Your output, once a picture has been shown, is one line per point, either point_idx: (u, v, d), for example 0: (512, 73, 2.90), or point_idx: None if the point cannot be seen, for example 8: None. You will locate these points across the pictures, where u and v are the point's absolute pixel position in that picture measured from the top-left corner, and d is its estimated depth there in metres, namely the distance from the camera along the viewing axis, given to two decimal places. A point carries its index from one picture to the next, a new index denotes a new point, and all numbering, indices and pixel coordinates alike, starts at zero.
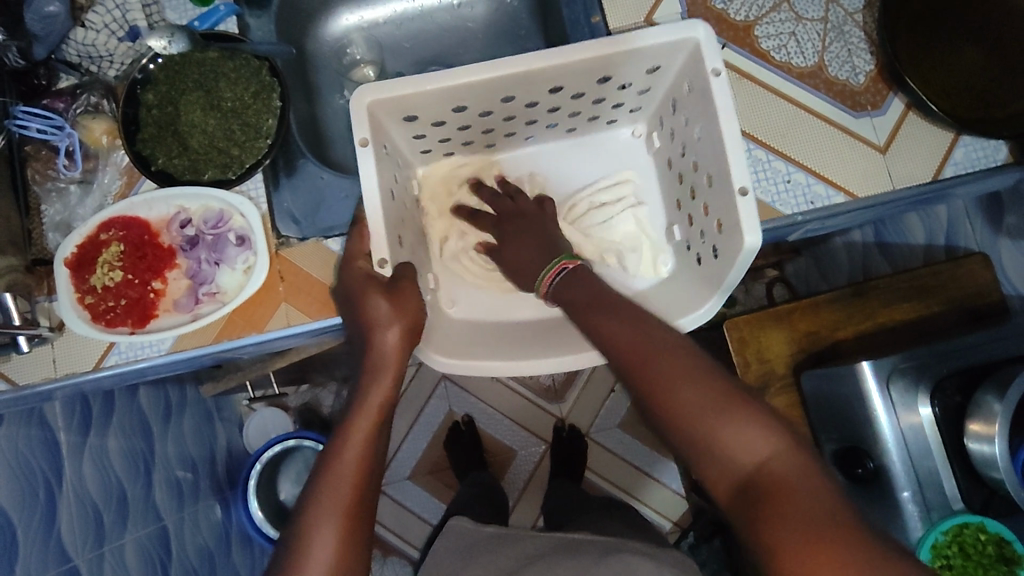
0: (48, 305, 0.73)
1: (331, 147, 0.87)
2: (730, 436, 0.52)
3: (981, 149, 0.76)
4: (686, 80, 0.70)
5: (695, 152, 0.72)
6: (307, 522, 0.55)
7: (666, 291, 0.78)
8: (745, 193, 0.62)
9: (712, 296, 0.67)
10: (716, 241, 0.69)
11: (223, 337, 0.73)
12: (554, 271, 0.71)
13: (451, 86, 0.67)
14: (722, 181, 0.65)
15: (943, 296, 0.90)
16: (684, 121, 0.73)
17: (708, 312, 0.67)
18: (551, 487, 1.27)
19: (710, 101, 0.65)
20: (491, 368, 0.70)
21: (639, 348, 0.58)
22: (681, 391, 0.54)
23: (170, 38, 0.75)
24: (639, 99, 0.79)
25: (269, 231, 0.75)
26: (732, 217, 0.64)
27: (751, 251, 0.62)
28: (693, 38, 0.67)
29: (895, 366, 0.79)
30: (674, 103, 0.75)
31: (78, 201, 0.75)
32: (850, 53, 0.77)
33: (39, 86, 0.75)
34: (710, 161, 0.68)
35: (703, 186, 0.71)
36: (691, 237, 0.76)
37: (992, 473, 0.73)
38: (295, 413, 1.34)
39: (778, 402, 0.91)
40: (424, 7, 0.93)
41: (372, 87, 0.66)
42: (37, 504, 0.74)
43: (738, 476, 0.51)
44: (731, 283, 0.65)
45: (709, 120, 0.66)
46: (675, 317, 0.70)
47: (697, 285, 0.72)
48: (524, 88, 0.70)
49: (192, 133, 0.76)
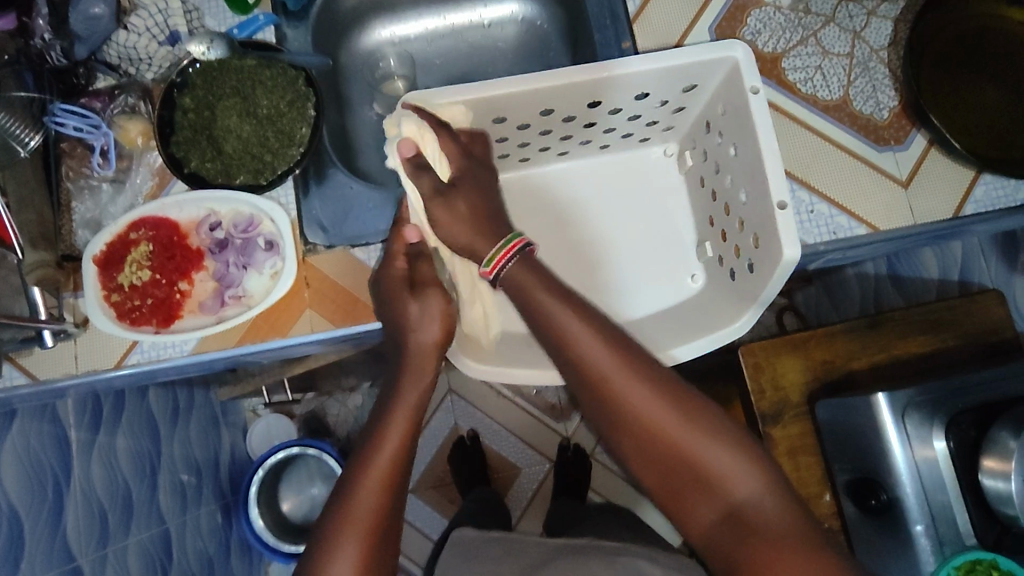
0: (73, 301, 0.74)
1: (359, 157, 0.88)
2: (714, 461, 0.53)
3: (1002, 188, 0.76)
4: (721, 101, 0.72)
5: (730, 171, 0.73)
6: (336, 534, 0.54)
7: (695, 308, 0.79)
8: (784, 208, 0.63)
9: (749, 309, 0.69)
10: (752, 257, 0.70)
11: (245, 341, 0.73)
12: (501, 256, 0.58)
13: (487, 96, 0.67)
14: (760, 195, 0.66)
15: (958, 332, 0.91)
16: (718, 141, 0.75)
17: (745, 324, 0.69)
18: (554, 506, 1.26)
19: (749, 118, 0.67)
20: (514, 376, 0.72)
21: (622, 365, 0.54)
22: (677, 424, 0.53)
23: (209, 45, 0.73)
24: (673, 118, 0.80)
25: (297, 236, 0.76)
26: (771, 230, 0.65)
27: (790, 264, 0.63)
28: (729, 57, 0.68)
29: (910, 399, 0.79)
30: (708, 124, 0.77)
31: (109, 199, 0.76)
32: (874, 89, 0.79)
33: (78, 85, 0.76)
34: (748, 180, 0.69)
35: (738, 204, 0.71)
36: (724, 253, 0.77)
37: (1007, 509, 0.73)
38: (300, 421, 1.35)
39: (792, 430, 0.91)
40: (455, 26, 0.95)
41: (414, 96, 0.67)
42: (45, 501, 0.74)
43: (720, 506, 0.53)
44: (768, 296, 0.66)
45: (749, 145, 0.67)
46: (708, 333, 0.72)
47: (729, 301, 0.74)
48: (563, 104, 0.71)
49: (227, 138, 0.77)
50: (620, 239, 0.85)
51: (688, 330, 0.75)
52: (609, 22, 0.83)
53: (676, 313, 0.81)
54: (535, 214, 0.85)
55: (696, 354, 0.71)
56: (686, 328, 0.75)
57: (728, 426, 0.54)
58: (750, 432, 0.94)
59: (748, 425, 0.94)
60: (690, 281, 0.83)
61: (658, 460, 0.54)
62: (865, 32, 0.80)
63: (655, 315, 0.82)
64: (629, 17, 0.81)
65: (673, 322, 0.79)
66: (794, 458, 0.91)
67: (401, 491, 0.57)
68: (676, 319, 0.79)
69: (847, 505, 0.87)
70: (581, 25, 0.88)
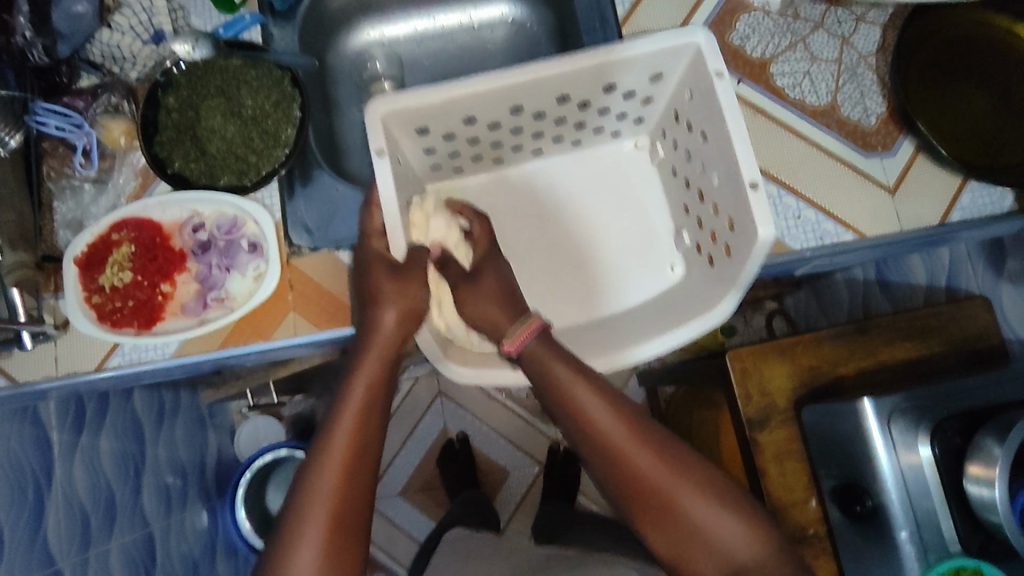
0: (54, 302, 0.73)
1: (346, 160, 0.87)
2: (717, 525, 0.58)
3: (987, 196, 0.76)
4: (688, 87, 0.72)
5: (702, 158, 0.72)
6: (296, 530, 0.53)
7: (678, 296, 0.78)
8: (756, 187, 0.62)
9: (729, 293, 0.67)
10: (729, 240, 0.69)
11: (228, 343, 0.72)
12: (522, 335, 0.62)
13: (458, 97, 0.67)
14: (732, 178, 0.66)
15: (945, 338, 0.91)
16: (688, 128, 0.74)
17: (725, 310, 0.67)
18: (543, 509, 1.26)
19: (714, 101, 0.66)
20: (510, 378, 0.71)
21: (630, 436, 0.59)
22: (680, 486, 0.58)
23: (194, 43, 0.73)
24: (642, 109, 0.80)
25: (281, 239, 0.75)
26: (745, 214, 0.64)
27: (766, 244, 0.62)
28: (693, 44, 0.68)
29: (895, 406, 0.79)
30: (677, 112, 0.77)
31: (90, 200, 0.75)
32: (862, 95, 0.78)
33: (60, 83, 0.75)
34: (719, 163, 0.68)
35: (712, 188, 0.71)
36: (702, 241, 0.76)
37: (991, 516, 0.72)
38: (289, 422, 1.35)
39: (779, 435, 0.91)
40: (444, 28, 0.94)
41: (386, 100, 0.67)
42: (26, 504, 0.73)
43: (713, 553, 0.58)
44: (747, 279, 0.65)
45: (716, 127, 0.67)
46: (690, 320, 0.70)
47: (710, 286, 0.73)
48: (532, 98, 0.71)
49: (211, 138, 0.76)
50: (601, 231, 0.84)
51: (669, 321, 0.73)
52: (598, 25, 0.83)
53: (662, 302, 0.80)
54: (523, 216, 0.85)
55: (674, 340, 0.69)
56: (672, 319, 0.73)
57: (723, 485, 0.60)
58: (737, 437, 0.94)
59: (736, 429, 0.94)
60: (670, 271, 0.83)
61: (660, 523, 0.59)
62: (853, 38, 0.80)
63: (639, 309, 0.81)
64: (618, 20, 0.81)
65: (658, 312, 0.78)
66: (780, 463, 0.90)
67: (363, 474, 0.56)
68: (661, 308, 0.78)
69: (834, 512, 0.86)
70: (570, 27, 0.88)
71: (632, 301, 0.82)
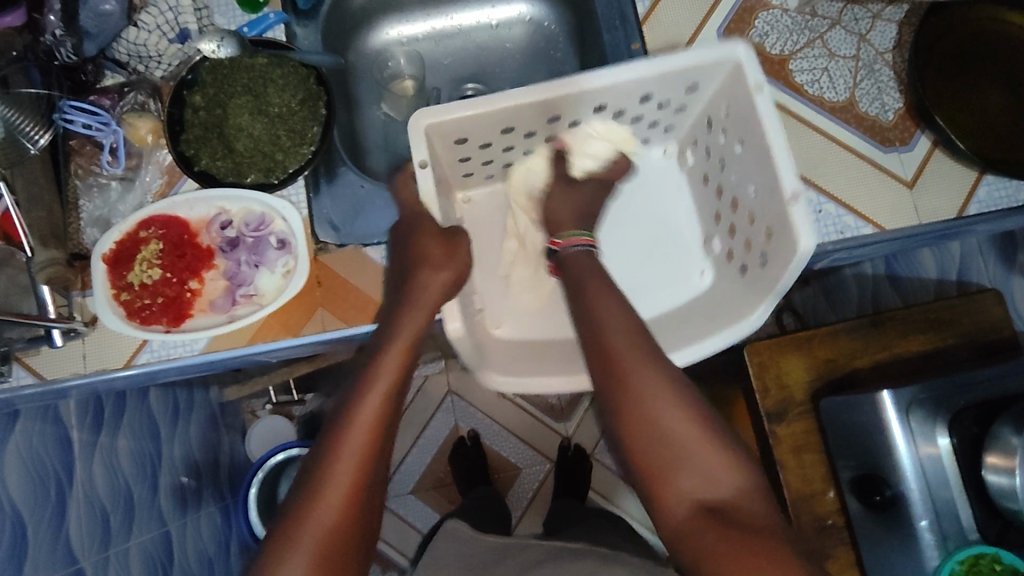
0: (82, 300, 0.73)
1: (368, 158, 0.88)
2: (709, 463, 0.57)
3: (1003, 189, 0.78)
4: (725, 100, 0.72)
5: (737, 166, 0.73)
6: (322, 481, 0.56)
7: (707, 304, 0.79)
8: (796, 199, 0.63)
9: (763, 301, 0.69)
10: (765, 250, 0.70)
11: (257, 340, 0.73)
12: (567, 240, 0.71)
13: (501, 109, 0.68)
14: (771, 189, 0.66)
15: (957, 330, 0.92)
16: (722, 138, 0.75)
17: (760, 316, 0.69)
18: (556, 504, 1.27)
19: (752, 114, 0.67)
20: (541, 385, 0.73)
21: (642, 357, 0.61)
22: (677, 410, 0.59)
23: (220, 41, 0.74)
24: (674, 118, 0.80)
25: (309, 235, 0.75)
26: (784, 224, 0.64)
27: (806, 255, 0.62)
28: (732, 57, 0.68)
29: (913, 397, 0.80)
30: (710, 121, 0.77)
31: (117, 197, 0.76)
32: (880, 91, 0.80)
33: (86, 81, 0.76)
34: (756, 172, 0.69)
35: (747, 197, 0.72)
36: (734, 248, 0.77)
37: (1008, 503, 0.74)
38: (300, 423, 1.33)
39: (797, 427, 0.92)
40: (462, 27, 0.95)
41: (430, 111, 0.67)
42: (48, 503, 0.73)
43: (700, 498, 0.57)
44: (782, 289, 0.66)
45: (754, 139, 0.67)
46: (728, 325, 0.72)
47: (741, 295, 0.74)
48: (569, 108, 0.72)
49: (239, 136, 0.76)
50: (623, 232, 0.85)
51: (700, 331, 0.75)
52: (619, 23, 0.83)
53: (692, 309, 0.81)
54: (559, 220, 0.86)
55: (709, 349, 0.72)
56: (706, 325, 0.75)
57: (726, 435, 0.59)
58: (755, 429, 0.96)
59: (753, 421, 0.96)
60: (700, 277, 0.83)
61: (654, 450, 0.59)
62: (870, 34, 0.81)
63: (664, 315, 0.82)
64: (638, 18, 0.82)
65: (687, 321, 0.79)
66: (798, 456, 0.92)
67: (389, 436, 0.59)
68: (691, 317, 0.80)
69: (852, 502, 0.87)
70: (588, 26, 0.89)
71: (662, 304, 0.83)
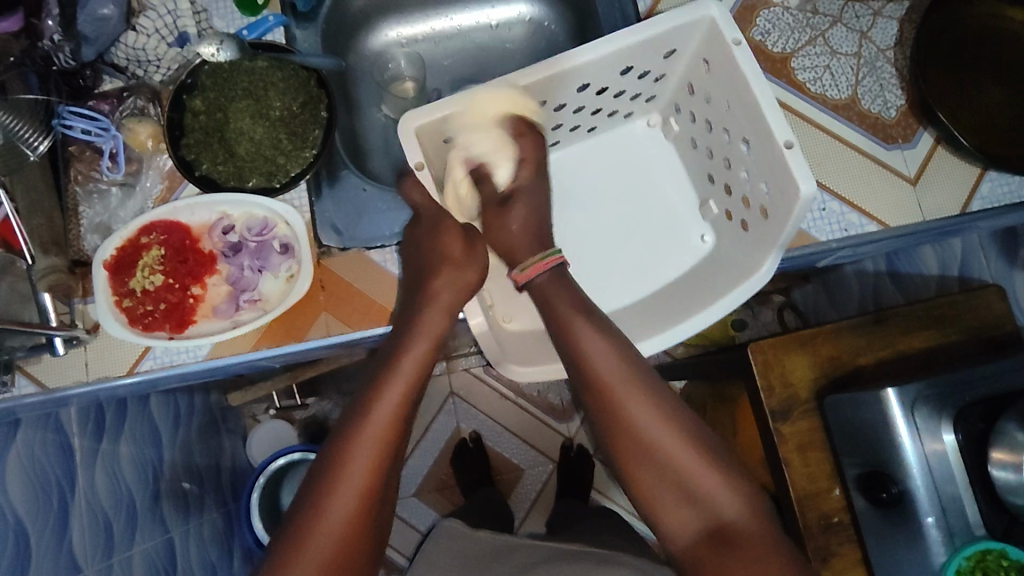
0: (83, 306, 0.72)
1: (369, 160, 0.88)
2: (709, 485, 0.57)
3: (1006, 185, 0.78)
4: (704, 60, 0.72)
5: (726, 126, 0.73)
6: (327, 499, 0.55)
7: (713, 265, 0.79)
8: (791, 147, 0.63)
9: (769, 254, 0.69)
10: (764, 201, 0.70)
11: (261, 345, 0.73)
12: (533, 267, 0.67)
13: (489, 100, 0.69)
14: (764, 143, 0.66)
15: (960, 326, 0.93)
16: (706, 99, 0.75)
17: (769, 271, 0.69)
18: (559, 505, 1.27)
19: (736, 71, 0.67)
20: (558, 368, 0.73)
21: (631, 385, 0.60)
22: (671, 436, 0.58)
23: (219, 45, 0.73)
24: (654, 87, 0.80)
25: (312, 240, 0.75)
26: (782, 173, 0.65)
27: (809, 199, 0.62)
28: (706, 17, 0.69)
29: (918, 394, 0.80)
30: (692, 86, 0.78)
31: (118, 203, 0.75)
32: (882, 87, 0.80)
33: (84, 86, 0.75)
34: (746, 129, 0.69)
35: (740, 156, 0.72)
36: (732, 207, 0.77)
37: (1016, 499, 0.73)
38: (301, 426, 1.33)
39: (801, 426, 0.92)
40: (462, 27, 0.95)
41: (417, 112, 0.68)
42: (50, 512, 0.72)
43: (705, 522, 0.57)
44: (789, 237, 0.66)
45: (740, 99, 0.68)
46: (736, 284, 0.71)
47: (747, 251, 0.74)
48: (557, 91, 0.72)
49: (239, 140, 0.76)
50: (625, 226, 0.84)
51: (707, 293, 0.75)
52: (621, 22, 0.83)
53: (696, 274, 0.81)
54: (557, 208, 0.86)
55: (718, 309, 0.71)
56: (712, 288, 0.75)
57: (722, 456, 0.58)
58: (759, 428, 0.95)
59: (758, 419, 0.95)
60: (701, 240, 0.83)
61: (654, 479, 0.58)
62: (871, 31, 0.81)
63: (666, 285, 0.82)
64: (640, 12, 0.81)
65: (692, 287, 0.79)
66: (803, 454, 0.91)
67: (402, 441, 0.59)
68: (693, 284, 0.79)
69: (858, 498, 0.86)
70: (589, 25, 0.88)
71: (664, 276, 0.82)
